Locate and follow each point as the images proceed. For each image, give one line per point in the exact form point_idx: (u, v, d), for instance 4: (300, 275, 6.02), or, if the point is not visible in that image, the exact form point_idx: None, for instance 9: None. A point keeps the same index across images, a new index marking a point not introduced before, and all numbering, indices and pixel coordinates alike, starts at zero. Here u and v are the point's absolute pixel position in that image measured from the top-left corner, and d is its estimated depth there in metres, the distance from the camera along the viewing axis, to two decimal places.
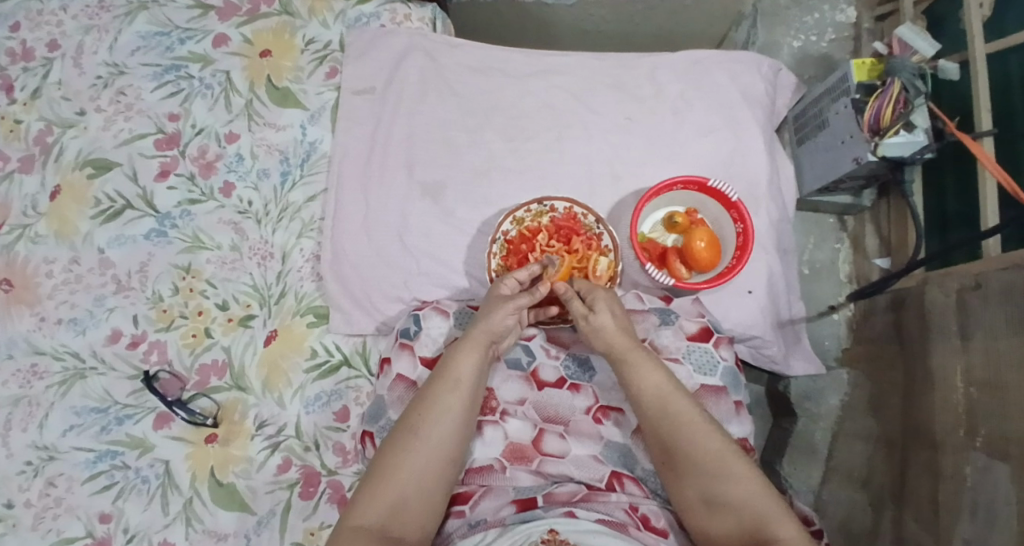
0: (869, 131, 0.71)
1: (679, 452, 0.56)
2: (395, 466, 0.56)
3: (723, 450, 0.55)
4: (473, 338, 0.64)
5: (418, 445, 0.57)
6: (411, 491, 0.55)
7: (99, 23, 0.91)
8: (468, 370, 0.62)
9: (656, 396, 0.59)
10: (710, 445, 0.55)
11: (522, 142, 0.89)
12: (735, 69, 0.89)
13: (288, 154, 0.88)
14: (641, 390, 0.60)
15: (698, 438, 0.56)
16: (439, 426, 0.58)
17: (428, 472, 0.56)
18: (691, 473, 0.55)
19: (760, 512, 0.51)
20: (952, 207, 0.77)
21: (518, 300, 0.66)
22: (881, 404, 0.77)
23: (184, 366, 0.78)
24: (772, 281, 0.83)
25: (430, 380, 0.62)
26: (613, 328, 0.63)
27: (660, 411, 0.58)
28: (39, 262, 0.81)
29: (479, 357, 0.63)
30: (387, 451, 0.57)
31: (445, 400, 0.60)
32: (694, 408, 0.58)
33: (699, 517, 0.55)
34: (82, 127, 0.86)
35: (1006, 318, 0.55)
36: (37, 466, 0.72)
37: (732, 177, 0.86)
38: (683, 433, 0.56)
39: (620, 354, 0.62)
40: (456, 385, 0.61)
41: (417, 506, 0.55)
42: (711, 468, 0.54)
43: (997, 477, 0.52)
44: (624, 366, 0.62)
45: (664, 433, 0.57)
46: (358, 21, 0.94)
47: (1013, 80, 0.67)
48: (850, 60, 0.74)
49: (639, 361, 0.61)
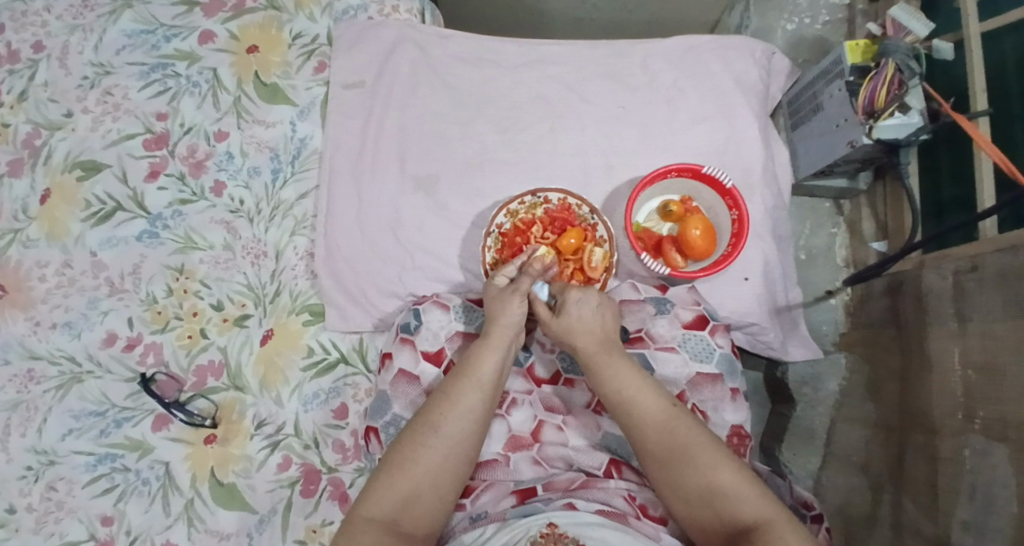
0: (863, 114, 0.71)
1: (654, 450, 0.55)
2: (411, 460, 0.55)
3: (700, 444, 0.54)
4: (493, 334, 0.64)
5: (437, 441, 0.56)
6: (426, 487, 0.55)
7: (84, 22, 0.90)
8: (489, 366, 0.61)
9: (649, 391, 0.58)
10: (685, 442, 0.54)
11: (514, 133, 0.88)
12: (729, 55, 0.88)
13: (279, 151, 0.87)
14: (610, 390, 0.59)
15: (669, 433, 0.55)
16: (459, 423, 0.57)
17: (446, 469, 0.56)
18: (667, 471, 0.54)
19: (745, 510, 0.49)
20: (948, 189, 0.77)
21: (520, 287, 0.65)
22: (878, 388, 0.77)
23: (180, 366, 0.78)
24: (768, 268, 0.83)
25: (452, 376, 0.61)
26: (578, 329, 0.62)
27: (631, 412, 0.57)
28: (32, 265, 0.80)
29: (502, 352, 0.63)
30: (404, 446, 0.57)
31: (467, 398, 0.59)
32: (661, 406, 0.57)
33: (696, 514, 0.53)
34: (70, 128, 0.85)
35: (1003, 301, 0.55)
36: (37, 470, 0.72)
37: (727, 164, 0.85)
38: (657, 429, 0.56)
39: (586, 357, 0.61)
40: (476, 379, 0.60)
41: (431, 502, 0.55)
42: (684, 462, 0.53)
43: (996, 460, 0.52)
44: (591, 369, 0.61)
45: (636, 432, 0.57)
46: (347, 15, 0.93)
47: (1008, 61, 0.66)
48: (844, 42, 0.73)
49: (608, 363, 0.60)
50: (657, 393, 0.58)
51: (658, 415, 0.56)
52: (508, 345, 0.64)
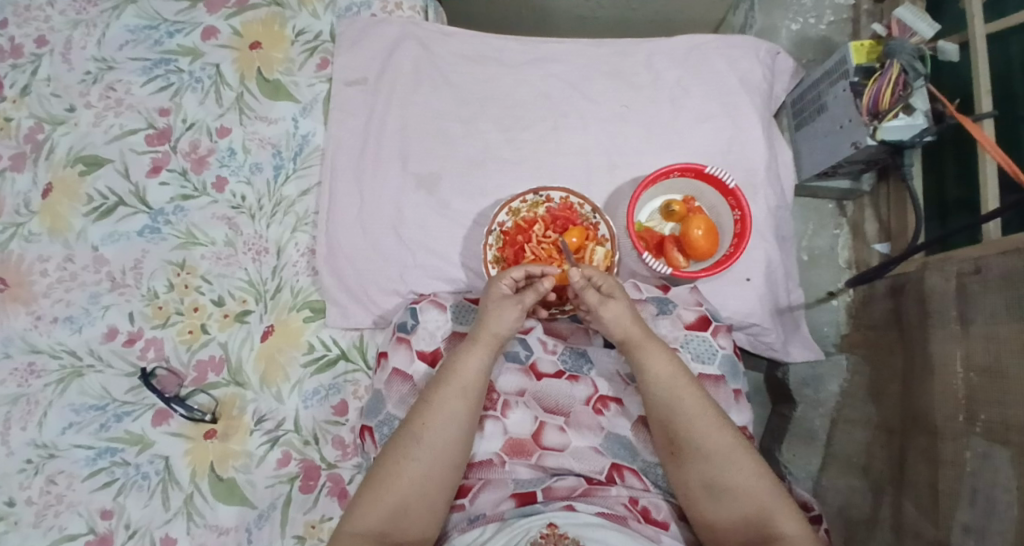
0: (868, 115, 0.70)
1: (686, 442, 0.56)
2: (395, 474, 0.56)
3: (713, 441, 0.55)
4: (478, 339, 0.64)
5: (420, 451, 0.57)
6: (413, 498, 0.56)
7: (87, 18, 0.90)
8: (474, 372, 0.62)
9: (664, 385, 0.59)
10: (721, 439, 0.55)
11: (517, 131, 0.88)
12: (733, 55, 0.88)
13: (281, 147, 0.87)
14: (651, 379, 0.59)
15: (708, 428, 0.56)
16: (442, 431, 0.58)
17: (430, 478, 0.57)
18: (698, 466, 0.56)
19: (750, 502, 0.53)
20: (952, 191, 0.77)
21: (524, 300, 0.65)
22: (880, 390, 0.76)
23: (181, 362, 0.78)
24: (770, 269, 0.83)
25: (435, 383, 0.61)
26: (627, 318, 0.62)
27: (671, 402, 0.58)
28: (34, 260, 0.80)
29: (486, 358, 0.63)
30: (389, 457, 0.57)
31: (451, 405, 0.59)
32: (704, 400, 0.57)
33: (701, 502, 0.56)
34: (73, 123, 0.85)
35: (1006, 304, 0.55)
36: (37, 464, 0.72)
37: (730, 164, 0.85)
38: (694, 422, 0.56)
39: (635, 346, 0.61)
40: (461, 388, 0.60)
41: (418, 512, 0.56)
42: (715, 457, 0.55)
43: (998, 464, 0.52)
44: (635, 357, 0.61)
45: (673, 422, 0.57)
46: (350, 12, 0.93)
47: (1014, 63, 0.66)
48: (849, 42, 0.72)
49: (650, 353, 0.60)
50: (699, 389, 0.59)
51: (698, 409, 0.57)
52: (492, 351, 0.64)
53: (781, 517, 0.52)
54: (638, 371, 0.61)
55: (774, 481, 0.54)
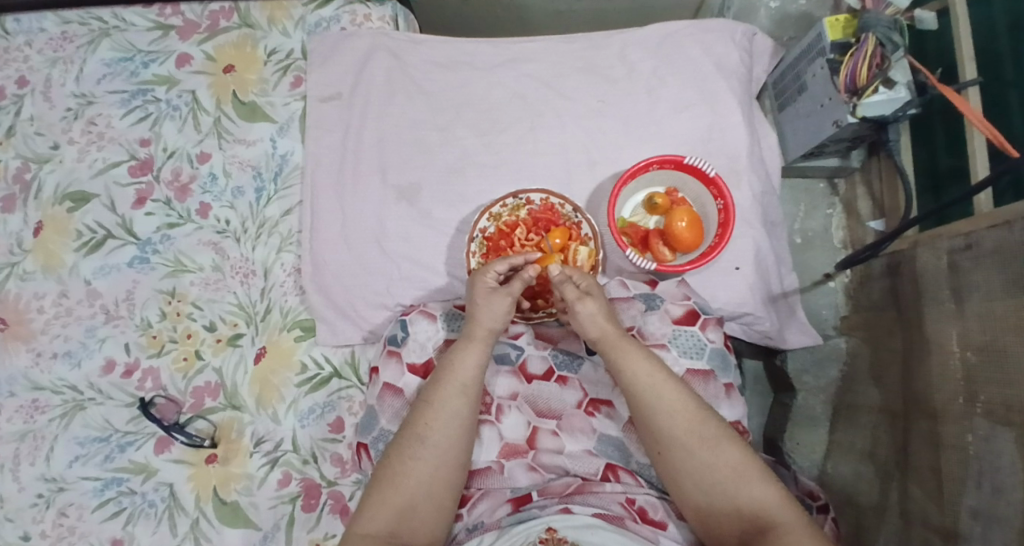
0: (847, 92, 0.69)
1: (672, 439, 0.55)
2: (401, 473, 0.56)
3: (699, 436, 0.54)
4: (473, 335, 0.63)
5: (427, 453, 0.56)
6: (421, 498, 0.55)
7: (63, 54, 0.90)
8: (473, 369, 0.61)
9: (646, 384, 0.57)
10: (705, 432, 0.54)
11: (495, 134, 0.87)
12: (709, 40, 0.86)
13: (261, 169, 0.87)
14: (631, 381, 0.58)
15: (690, 421, 0.55)
16: (447, 431, 0.58)
17: (437, 478, 0.56)
18: (686, 462, 0.54)
19: (745, 495, 0.51)
20: (943, 162, 0.75)
21: (512, 289, 0.63)
22: (881, 372, 0.74)
23: (178, 389, 0.79)
24: (760, 257, 0.81)
25: (433, 384, 0.61)
26: (600, 315, 0.62)
27: (653, 397, 0.57)
28: (30, 297, 0.81)
29: (484, 353, 0.62)
30: (393, 460, 0.57)
31: (453, 404, 0.59)
32: (684, 393, 0.56)
33: (698, 503, 0.54)
34: (58, 160, 0.86)
35: (1002, 279, 0.53)
36: (48, 498, 0.74)
37: (711, 153, 0.83)
38: (677, 416, 0.55)
39: (611, 344, 0.60)
40: (463, 388, 0.60)
41: (428, 513, 0.55)
42: (700, 452, 0.54)
43: (1000, 445, 0.50)
44: (612, 358, 0.60)
45: (652, 420, 0.56)
46: (319, 27, 0.92)
47: (999, 26, 0.64)
48: (824, 18, 0.70)
49: (629, 353, 0.59)
50: (681, 385, 0.58)
51: (679, 403, 0.56)
52: (489, 345, 0.63)
53: (774, 506, 0.50)
54: (620, 373, 0.59)
55: (764, 469, 0.53)
